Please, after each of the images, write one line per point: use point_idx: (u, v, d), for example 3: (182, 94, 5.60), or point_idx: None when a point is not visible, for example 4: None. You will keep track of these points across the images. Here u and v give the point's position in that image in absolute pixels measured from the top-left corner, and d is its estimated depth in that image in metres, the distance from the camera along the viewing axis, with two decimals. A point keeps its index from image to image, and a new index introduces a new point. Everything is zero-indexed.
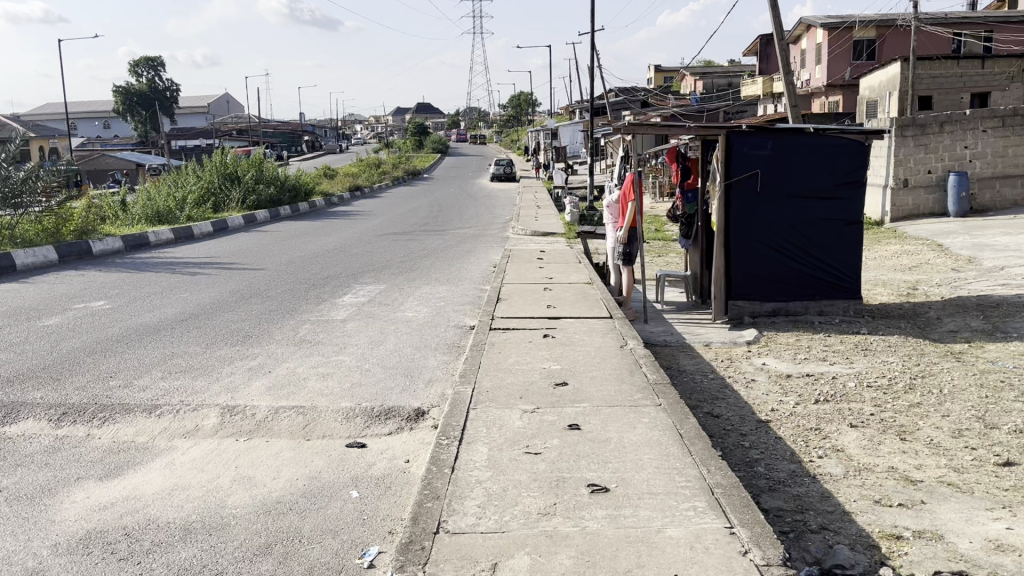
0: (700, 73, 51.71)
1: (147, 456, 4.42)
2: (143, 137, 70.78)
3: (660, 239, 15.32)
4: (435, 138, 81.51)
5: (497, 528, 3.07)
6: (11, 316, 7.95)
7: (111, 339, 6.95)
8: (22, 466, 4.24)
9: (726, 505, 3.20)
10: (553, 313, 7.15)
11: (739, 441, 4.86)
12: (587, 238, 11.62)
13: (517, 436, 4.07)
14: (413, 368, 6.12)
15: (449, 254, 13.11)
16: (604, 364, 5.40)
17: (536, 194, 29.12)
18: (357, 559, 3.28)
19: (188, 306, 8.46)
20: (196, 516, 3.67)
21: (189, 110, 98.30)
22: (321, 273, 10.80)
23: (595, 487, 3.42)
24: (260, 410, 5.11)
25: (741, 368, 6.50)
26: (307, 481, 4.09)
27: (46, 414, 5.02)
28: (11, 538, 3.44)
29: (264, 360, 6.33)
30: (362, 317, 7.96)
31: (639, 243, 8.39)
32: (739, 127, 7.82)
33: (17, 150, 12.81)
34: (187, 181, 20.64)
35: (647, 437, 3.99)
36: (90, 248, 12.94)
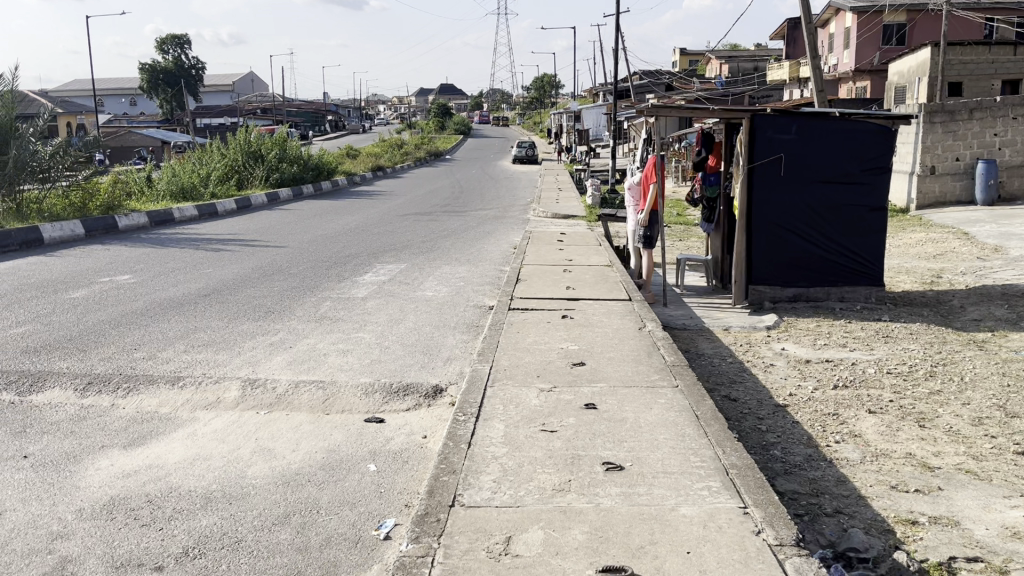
0: (726, 57, 51.20)
1: (170, 427, 4.49)
2: (169, 115, 71.34)
3: (682, 223, 15.24)
4: (459, 120, 81.40)
5: (512, 503, 3.10)
6: (39, 289, 8.08)
7: (136, 312, 7.06)
8: (49, 433, 4.33)
9: (740, 485, 3.21)
10: (573, 295, 7.16)
11: (756, 425, 4.86)
12: (609, 221, 11.59)
13: (534, 414, 4.09)
14: (431, 346, 6.16)
15: (469, 235, 13.13)
16: (622, 345, 5.41)
17: (558, 176, 29.05)
18: (373, 531, 3.33)
19: (211, 281, 8.56)
20: (216, 486, 3.73)
21: (215, 88, 98.88)
22: (343, 252, 10.88)
23: (610, 465, 3.44)
24: (281, 384, 5.18)
25: (760, 353, 6.49)
26: (326, 454, 4.14)
27: (72, 383, 5.12)
28: (37, 503, 3.52)
29: (286, 335, 6.40)
30: (383, 295, 8.01)
31: (660, 226, 8.35)
32: (763, 111, 7.75)
33: (44, 124, 13.01)
34: (212, 158, 20.78)
35: (663, 417, 4.00)
36: (115, 223, 13.10)
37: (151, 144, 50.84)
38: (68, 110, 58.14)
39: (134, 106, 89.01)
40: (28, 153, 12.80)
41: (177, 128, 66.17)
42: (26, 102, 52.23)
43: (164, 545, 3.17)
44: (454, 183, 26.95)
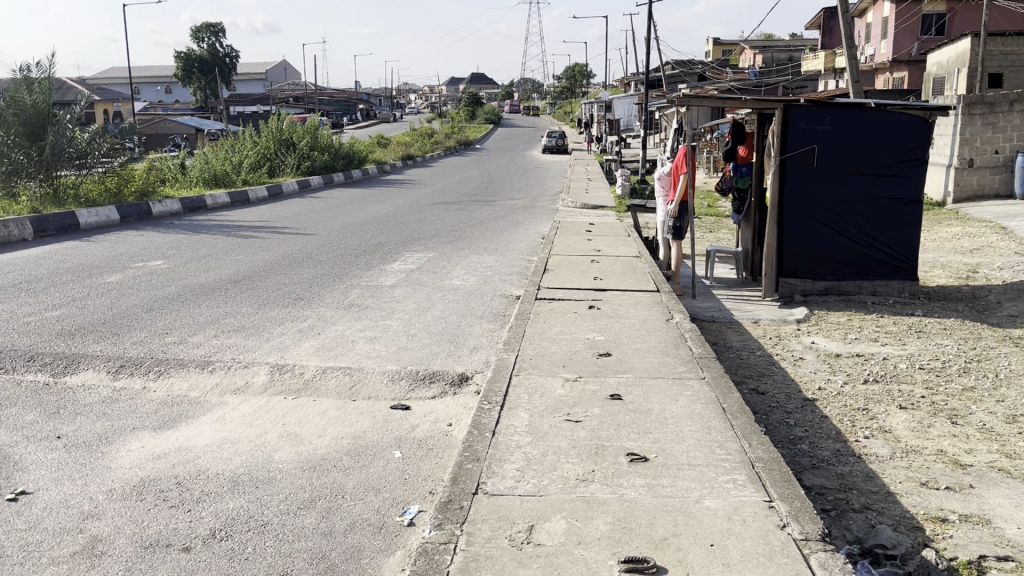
0: (760, 47, 50.62)
1: (200, 410, 4.55)
2: (203, 104, 72.17)
3: (713, 214, 15.11)
4: (489, 110, 81.37)
5: (535, 492, 3.10)
6: (73, 273, 8.22)
7: (168, 297, 7.17)
8: (82, 414, 4.41)
9: (766, 479, 3.17)
10: (600, 286, 7.13)
11: (784, 419, 4.81)
12: (638, 212, 11.52)
13: (559, 404, 4.09)
14: (458, 335, 6.17)
15: (498, 225, 13.13)
16: (649, 337, 5.38)
17: (588, 166, 28.96)
18: (397, 517, 3.35)
19: (241, 267, 8.65)
20: (244, 469, 3.78)
21: (249, 77, 99.79)
22: (372, 240, 10.93)
23: (634, 456, 3.43)
24: (309, 369, 5.22)
25: (789, 346, 6.42)
26: (352, 440, 4.17)
27: (105, 366, 5.20)
28: (69, 482, 3.58)
29: (315, 322, 6.45)
30: (411, 284, 8.04)
31: (690, 217, 8.28)
32: (797, 101, 7.64)
33: (81, 111, 13.19)
34: (245, 146, 20.96)
35: (689, 409, 3.97)
36: (150, 209, 13.27)
37: (185, 130, 51.56)
38: (105, 97, 59.18)
39: (168, 95, 90.17)
40: (65, 140, 13.01)
41: (211, 116, 66.92)
42: (64, 89, 53.17)
43: (192, 526, 3.21)
44: (484, 172, 26.98)
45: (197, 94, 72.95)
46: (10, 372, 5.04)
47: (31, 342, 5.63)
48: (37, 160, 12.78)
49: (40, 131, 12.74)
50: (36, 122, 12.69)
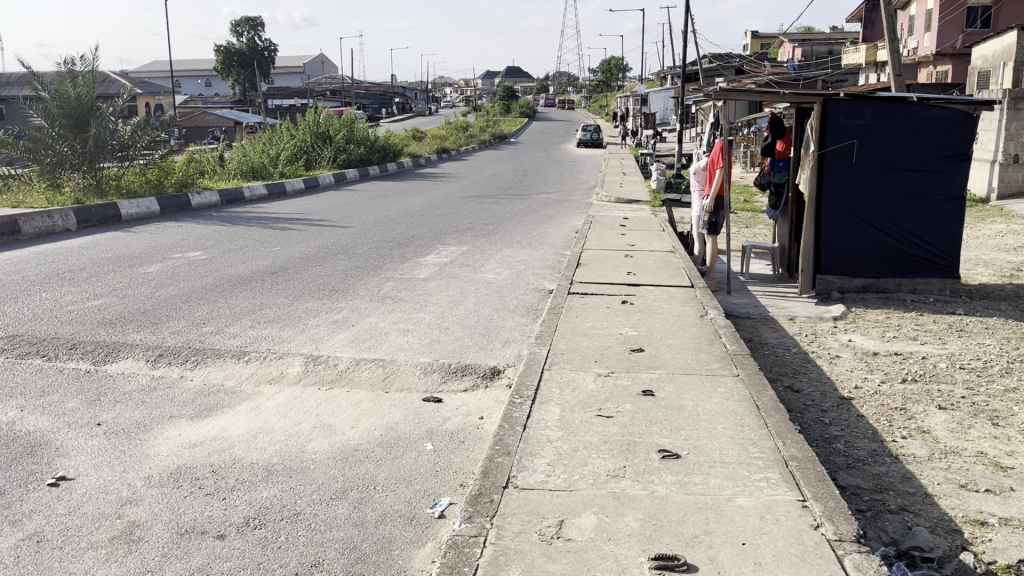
0: (799, 41, 49.93)
1: (235, 399, 4.62)
2: (242, 96, 72.99)
3: (749, 209, 14.95)
4: (524, 103, 81.26)
5: (566, 486, 3.10)
6: (114, 263, 8.37)
7: (206, 287, 7.27)
8: (121, 402, 4.49)
9: (800, 478, 3.13)
10: (633, 280, 7.08)
11: (819, 417, 4.76)
12: (673, 206, 11.44)
13: (590, 399, 4.08)
14: (490, 328, 6.18)
15: (531, 219, 13.11)
16: (682, 333, 5.34)
17: (622, 160, 28.86)
18: (428, 509, 3.36)
19: (278, 259, 8.74)
20: (278, 459, 3.82)
21: (287, 71, 100.87)
22: (407, 233, 10.98)
23: (666, 453, 3.40)
24: (342, 361, 5.27)
25: (826, 344, 6.33)
26: (384, 431, 4.20)
27: (144, 355, 5.30)
28: (108, 468, 3.66)
29: (349, 314, 6.50)
30: (444, 277, 8.06)
31: (726, 212, 8.20)
32: (837, 95, 7.50)
33: (123, 104, 13.44)
34: (282, 139, 21.17)
35: (723, 407, 3.94)
36: (189, 201, 13.47)
37: (225, 123, 52.28)
38: (147, 90, 60.15)
39: (208, 87, 91.31)
40: (107, 132, 13.28)
41: (251, 108, 67.68)
42: (107, 82, 54.12)
43: (226, 514, 3.26)
44: (518, 166, 26.97)
45: (237, 86, 73.73)
46: (52, 359, 5.16)
47: (73, 330, 5.75)
48: (80, 152, 13.02)
49: (84, 123, 13.01)
50: (80, 115, 12.95)
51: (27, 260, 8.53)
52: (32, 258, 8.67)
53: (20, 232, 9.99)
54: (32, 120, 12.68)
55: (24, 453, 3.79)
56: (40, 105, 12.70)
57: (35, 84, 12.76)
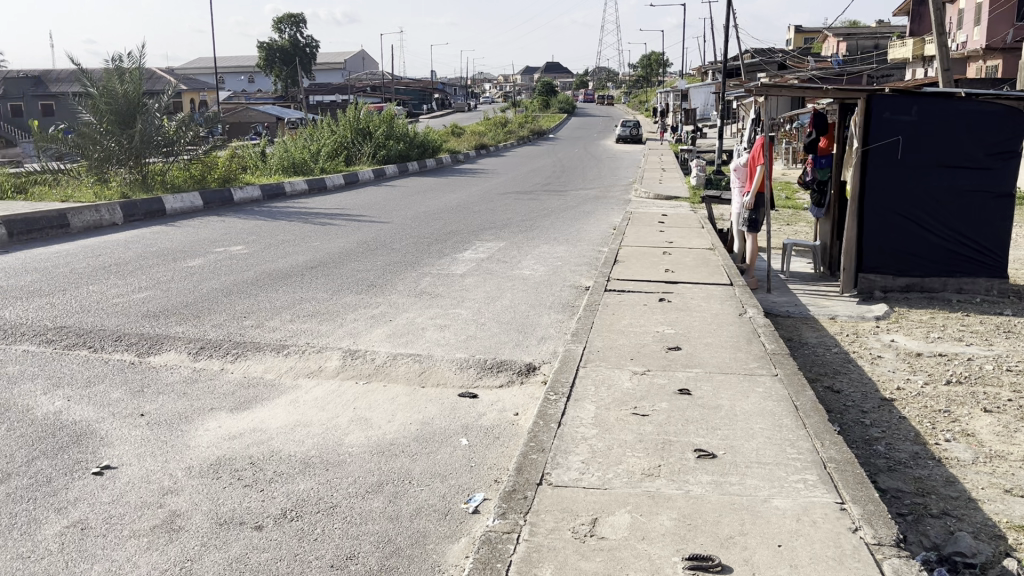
0: (844, 35, 49.05)
1: (275, 392, 4.68)
2: (285, 93, 73.89)
3: (791, 207, 14.74)
4: (563, 98, 80.97)
5: (600, 485, 3.09)
6: (158, 256, 8.54)
7: (247, 281, 7.37)
8: (164, 393, 4.58)
9: (839, 480, 3.09)
10: (671, 278, 7.04)
11: (859, 418, 4.68)
12: (713, 203, 11.32)
13: (626, 397, 4.06)
14: (527, 324, 6.19)
15: (569, 215, 13.09)
16: (721, 331, 5.29)
17: (662, 156, 28.65)
18: (463, 504, 3.38)
19: (317, 254, 8.83)
20: (315, 452, 3.87)
21: (328, 67, 101.90)
22: (444, 228, 11.03)
23: (702, 453, 3.38)
24: (380, 356, 5.31)
25: (867, 344, 6.22)
26: (420, 426, 4.23)
27: (187, 347, 5.39)
28: (150, 458, 3.73)
29: (387, 309, 6.55)
30: (481, 273, 8.08)
31: (766, 209, 8.08)
32: (882, 90, 7.38)
33: (169, 100, 13.67)
34: (323, 135, 21.39)
35: (760, 406, 3.90)
36: (231, 196, 13.67)
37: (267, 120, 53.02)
38: (192, 87, 61.13)
39: (252, 84, 92.57)
40: (153, 127, 13.52)
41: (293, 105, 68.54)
42: (154, 79, 55.17)
43: (264, 506, 3.31)
44: (557, 162, 26.93)
45: (279, 83, 74.58)
46: (97, 350, 5.28)
47: (118, 322, 5.88)
48: (127, 147, 13.28)
49: (130, 119, 13.25)
50: (127, 111, 13.19)
51: (75, 253, 8.74)
52: (80, 251, 8.88)
53: (68, 226, 10.24)
54: (81, 116, 12.95)
55: (70, 442, 3.88)
56: (89, 100, 12.96)
57: (84, 81, 13.03)
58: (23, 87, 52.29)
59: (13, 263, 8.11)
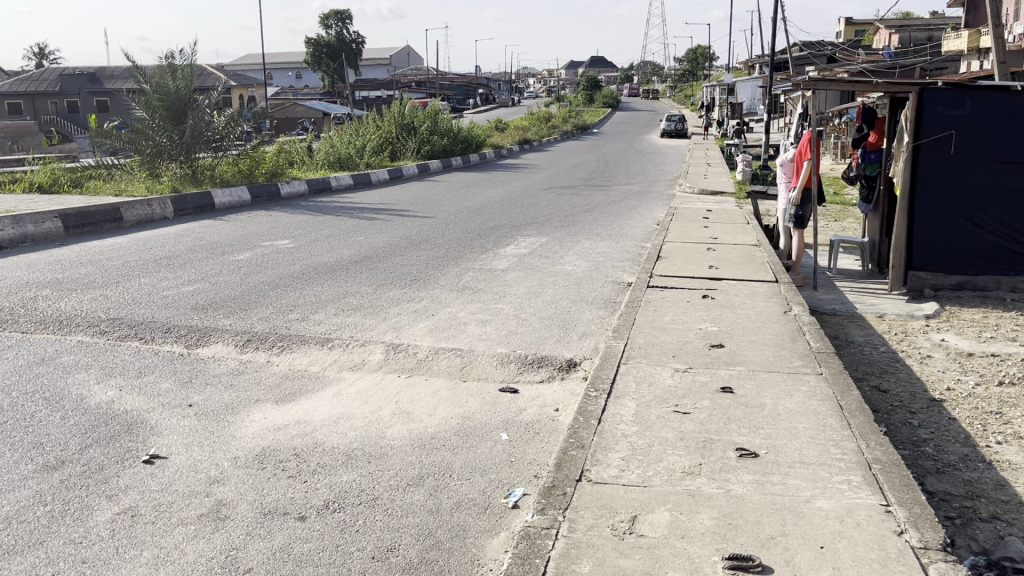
0: (896, 27, 47.91)
1: (318, 385, 4.75)
2: (331, 89, 74.67)
3: (839, 202, 14.46)
4: (608, 93, 80.38)
5: (640, 482, 3.08)
6: (207, 250, 8.72)
7: (292, 275, 7.48)
8: (212, 384, 4.68)
9: (884, 482, 3.04)
10: (715, 274, 6.96)
11: (907, 419, 4.59)
12: (758, 198, 11.17)
13: (667, 395, 4.04)
14: (568, 320, 6.18)
15: (613, 210, 13.01)
16: (765, 329, 5.23)
17: (708, 151, 28.33)
18: (502, 499, 3.40)
19: (362, 248, 8.92)
20: (357, 444, 3.92)
21: (374, 63, 102.72)
22: (487, 224, 11.06)
23: (744, 452, 3.35)
24: (422, 350, 5.36)
25: (916, 343, 6.09)
26: (460, 420, 4.26)
27: (234, 340, 5.50)
28: (198, 448, 3.82)
29: (429, 303, 6.60)
30: (523, 268, 8.08)
31: (814, 205, 7.95)
32: (934, 84, 7.20)
33: (219, 96, 13.91)
34: (368, 130, 21.59)
35: (804, 406, 3.85)
36: (278, 190, 13.87)
37: (314, 115, 53.66)
38: (241, 83, 62.16)
39: (299, 80, 93.67)
40: (203, 123, 13.77)
41: (338, 100, 69.30)
42: (204, 75, 56.10)
43: (308, 496, 3.36)
44: (600, 157, 26.81)
45: (326, 78, 75.34)
46: (148, 341, 5.42)
47: (168, 314, 6.01)
48: (178, 143, 13.57)
49: (182, 115, 13.51)
50: (179, 106, 13.47)
51: (127, 246, 8.96)
52: (132, 245, 9.09)
53: (122, 220, 10.49)
54: (135, 112, 13.25)
55: (122, 431, 3.99)
56: (142, 97, 13.27)
57: (138, 77, 13.32)
58: (79, 84, 53.61)
59: (69, 255, 8.34)
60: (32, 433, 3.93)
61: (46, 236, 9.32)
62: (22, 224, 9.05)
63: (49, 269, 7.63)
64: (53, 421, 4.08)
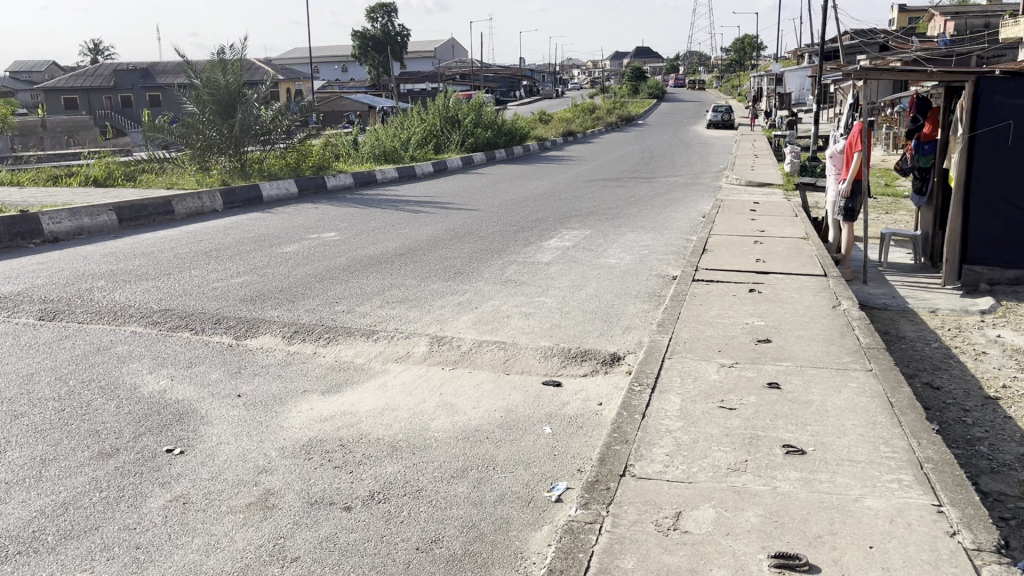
0: (952, 14, 46.58)
1: (364, 376, 4.81)
2: (377, 81, 75.18)
3: (891, 195, 14.14)
4: (653, 84, 79.55)
5: (684, 478, 3.06)
6: (256, 242, 8.87)
7: (338, 267, 7.56)
8: (260, 375, 4.77)
9: (936, 481, 2.97)
10: (762, 268, 6.86)
11: (960, 417, 4.49)
12: (807, 190, 10.97)
13: (713, 390, 4.00)
14: (612, 313, 6.16)
15: (658, 203, 12.89)
16: (813, 324, 5.14)
17: (755, 143, 27.92)
18: (546, 492, 3.40)
19: (407, 241, 8.99)
20: (402, 436, 3.95)
21: (418, 56, 103.19)
22: (531, 216, 11.05)
23: (790, 448, 3.30)
24: (466, 342, 5.38)
25: (970, 339, 5.94)
26: (504, 413, 4.27)
27: (282, 331, 5.58)
28: (247, 438, 3.89)
29: (473, 296, 6.62)
30: (566, 261, 8.06)
31: (864, 198, 7.78)
32: (991, 72, 7.00)
33: (267, 90, 14.11)
34: (413, 123, 21.71)
35: (853, 402, 3.78)
36: (324, 183, 14.03)
37: (360, 108, 54.19)
38: (288, 76, 62.94)
39: (345, 73, 94.54)
40: (252, 117, 13.99)
41: (383, 94, 69.79)
42: (253, 70, 56.96)
43: (353, 487, 3.41)
44: (643, 148, 26.63)
45: (371, 72, 75.97)
46: (198, 332, 5.53)
47: (218, 305, 6.13)
48: (227, 136, 13.81)
49: (231, 109, 13.74)
50: (229, 101, 13.70)
51: (179, 238, 9.14)
52: (183, 237, 9.27)
53: (173, 213, 10.71)
54: (186, 107, 13.53)
55: (174, 420, 4.09)
56: (193, 92, 13.54)
57: (189, 72, 13.58)
58: (133, 79, 54.82)
59: (124, 247, 8.55)
60: (87, 421, 4.04)
61: (102, 229, 9.56)
62: (78, 217, 9.31)
63: (103, 260, 7.82)
64: (108, 410, 4.20)
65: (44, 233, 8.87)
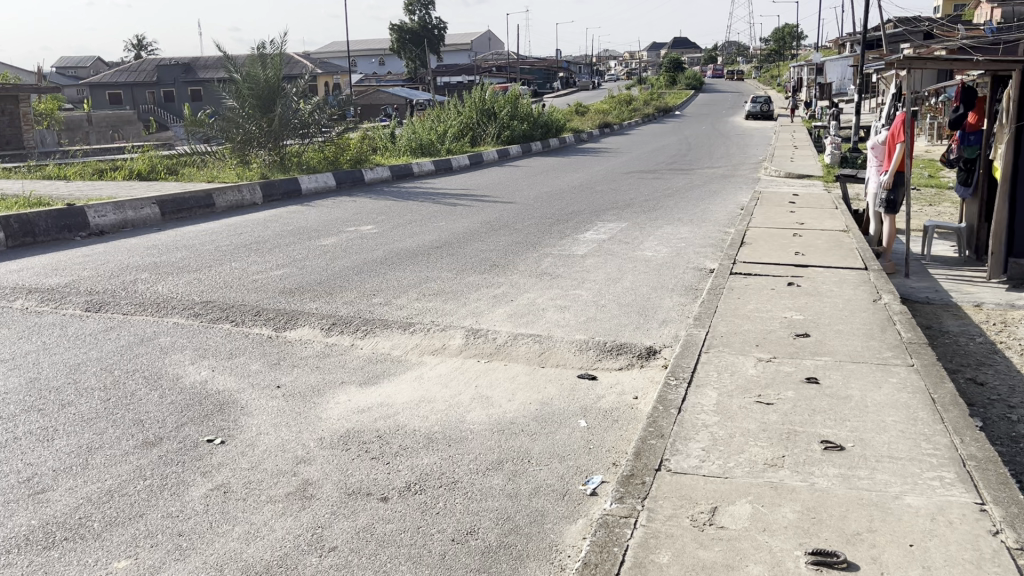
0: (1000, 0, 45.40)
1: (401, 368, 4.85)
2: (414, 75, 75.44)
3: (935, 186, 13.85)
4: (691, 75, 78.73)
5: (720, 473, 3.04)
6: (295, 235, 8.97)
7: (376, 260, 7.62)
8: (299, 366, 4.83)
9: (979, 479, 2.92)
10: (802, 261, 6.77)
11: (1005, 414, 4.40)
12: (848, 182, 10.79)
13: (750, 385, 3.97)
14: (648, 307, 6.14)
15: (696, 195, 12.78)
16: (853, 318, 5.07)
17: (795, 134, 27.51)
18: (581, 486, 3.41)
19: (443, 234, 9.02)
20: (438, 428, 3.98)
21: (455, 49, 103.31)
22: (568, 209, 11.02)
23: (829, 444, 3.27)
24: (501, 335, 5.39)
25: (1016, 334, 5.81)
26: (539, 406, 4.27)
27: (320, 323, 5.65)
28: (286, 428, 3.95)
29: (509, 289, 6.62)
30: (602, 254, 8.04)
31: (906, 189, 7.64)
32: None
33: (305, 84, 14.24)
34: (449, 116, 21.78)
35: (893, 398, 3.73)
36: (362, 176, 14.13)
37: (397, 101, 54.52)
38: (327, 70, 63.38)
39: (382, 66, 94.96)
40: (291, 111, 14.12)
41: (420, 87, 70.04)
42: (292, 65, 57.48)
43: (390, 478, 3.44)
44: (681, 140, 26.40)
45: (409, 65, 76.24)
46: (237, 324, 5.61)
47: (257, 298, 6.21)
48: (266, 130, 13.97)
49: (270, 103, 13.89)
50: (269, 95, 13.84)
51: (220, 231, 9.28)
52: (223, 230, 9.41)
53: (213, 206, 10.87)
54: (227, 101, 13.70)
55: (215, 410, 4.17)
56: (233, 86, 13.69)
57: (229, 67, 13.73)
58: (176, 75, 55.65)
59: (167, 240, 8.71)
60: (132, 410, 4.14)
61: (145, 222, 9.75)
62: (122, 210, 9.50)
63: (146, 253, 7.96)
64: (152, 400, 4.29)
65: (90, 226, 9.07)
